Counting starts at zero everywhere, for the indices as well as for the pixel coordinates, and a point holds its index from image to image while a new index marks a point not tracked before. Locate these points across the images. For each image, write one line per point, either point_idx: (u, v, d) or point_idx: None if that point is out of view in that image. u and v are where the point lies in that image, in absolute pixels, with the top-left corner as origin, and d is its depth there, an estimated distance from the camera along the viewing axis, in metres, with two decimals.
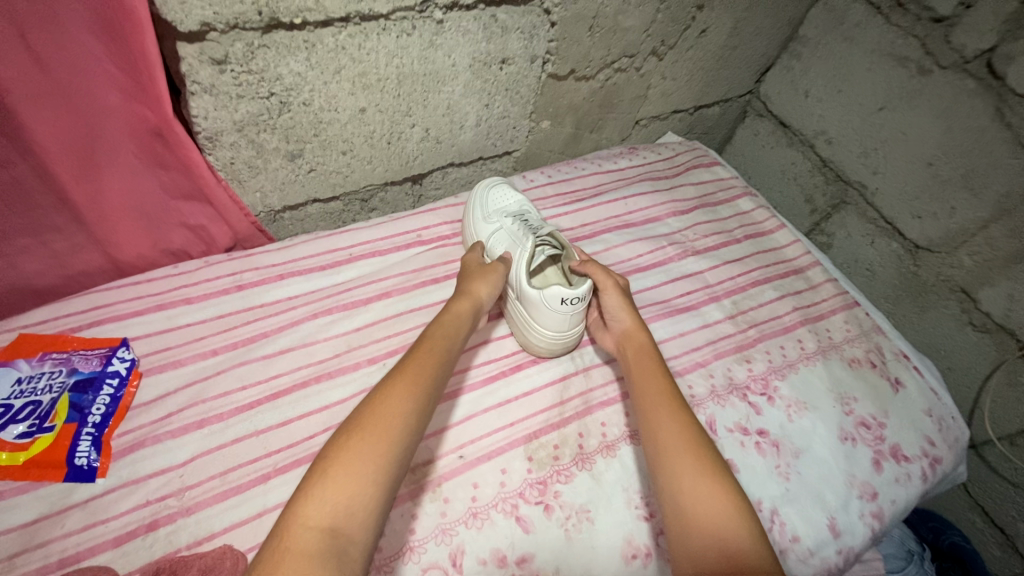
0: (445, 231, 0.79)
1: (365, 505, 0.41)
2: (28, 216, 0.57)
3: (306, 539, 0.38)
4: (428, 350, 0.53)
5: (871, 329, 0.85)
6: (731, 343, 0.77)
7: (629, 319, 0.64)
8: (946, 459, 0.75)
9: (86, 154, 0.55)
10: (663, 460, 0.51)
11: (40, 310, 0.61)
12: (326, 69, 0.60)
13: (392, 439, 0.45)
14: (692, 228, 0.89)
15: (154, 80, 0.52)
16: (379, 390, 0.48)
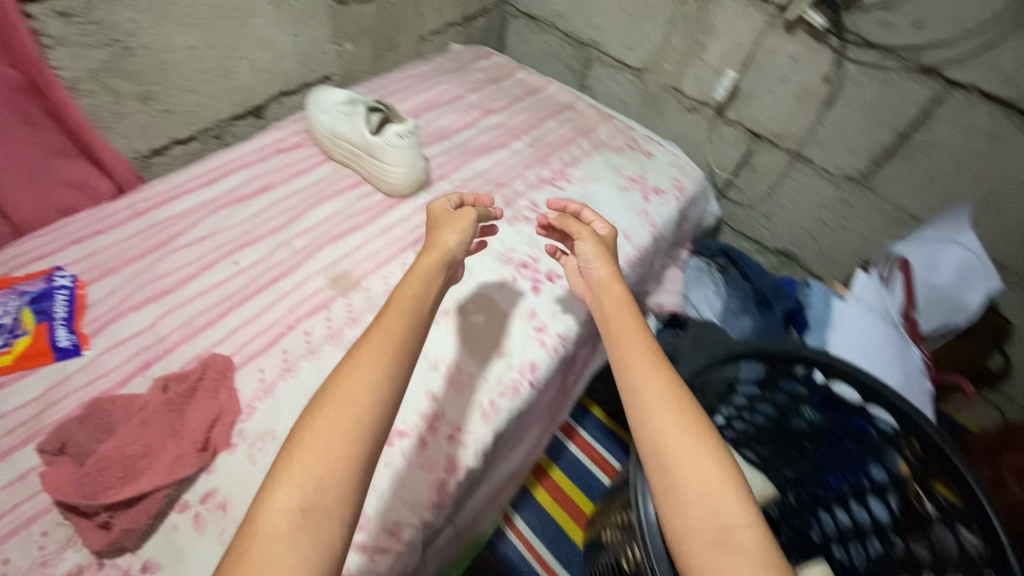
0: (296, 139, 0.97)
1: (338, 489, 0.42)
2: None
3: (277, 519, 0.40)
4: (395, 320, 0.52)
5: (626, 129, 1.20)
6: (535, 157, 1.06)
7: (605, 270, 0.67)
8: (688, 186, 1.12)
9: None
10: (642, 409, 0.54)
11: None
12: (153, 13, 0.76)
13: (366, 412, 0.46)
14: (487, 97, 1.17)
15: (19, 36, 0.65)
16: (349, 362, 0.48)
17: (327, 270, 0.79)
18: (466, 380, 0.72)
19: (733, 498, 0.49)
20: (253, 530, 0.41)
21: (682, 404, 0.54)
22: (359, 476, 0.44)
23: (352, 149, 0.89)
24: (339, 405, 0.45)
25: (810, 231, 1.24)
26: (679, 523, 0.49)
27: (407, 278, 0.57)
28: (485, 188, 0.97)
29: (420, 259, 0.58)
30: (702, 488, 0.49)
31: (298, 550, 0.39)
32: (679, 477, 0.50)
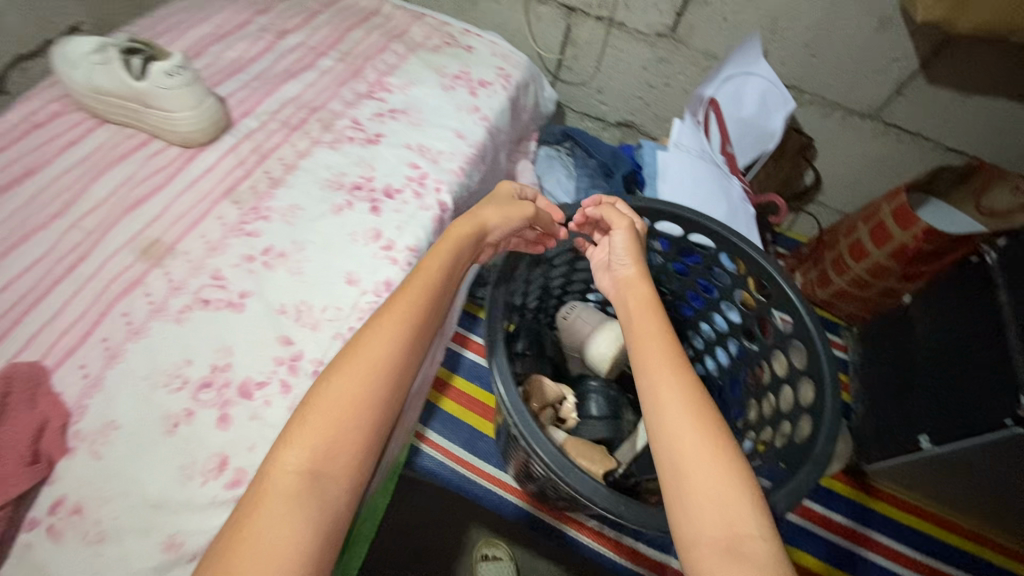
0: (53, 107, 0.82)
1: (345, 459, 0.50)
2: None
3: (285, 480, 0.48)
4: (401, 308, 0.60)
5: (441, 25, 1.13)
6: (347, 73, 0.98)
7: (634, 265, 0.71)
8: (515, 73, 1.10)
9: None
10: (660, 418, 0.56)
11: None
12: None
13: (371, 384, 0.54)
14: (279, 17, 1.05)
15: None
16: (358, 340, 0.57)
17: (132, 244, 0.71)
18: (319, 316, 0.69)
19: (745, 509, 0.49)
20: (265, 486, 0.48)
21: (696, 407, 0.56)
22: (364, 444, 0.52)
23: (121, 101, 0.78)
24: (349, 383, 0.53)
25: (641, 95, 1.29)
26: (690, 533, 0.49)
27: (427, 260, 0.65)
28: (297, 117, 0.90)
29: (451, 230, 0.68)
30: (713, 497, 0.50)
31: (307, 509, 0.47)
32: (688, 485, 0.51)
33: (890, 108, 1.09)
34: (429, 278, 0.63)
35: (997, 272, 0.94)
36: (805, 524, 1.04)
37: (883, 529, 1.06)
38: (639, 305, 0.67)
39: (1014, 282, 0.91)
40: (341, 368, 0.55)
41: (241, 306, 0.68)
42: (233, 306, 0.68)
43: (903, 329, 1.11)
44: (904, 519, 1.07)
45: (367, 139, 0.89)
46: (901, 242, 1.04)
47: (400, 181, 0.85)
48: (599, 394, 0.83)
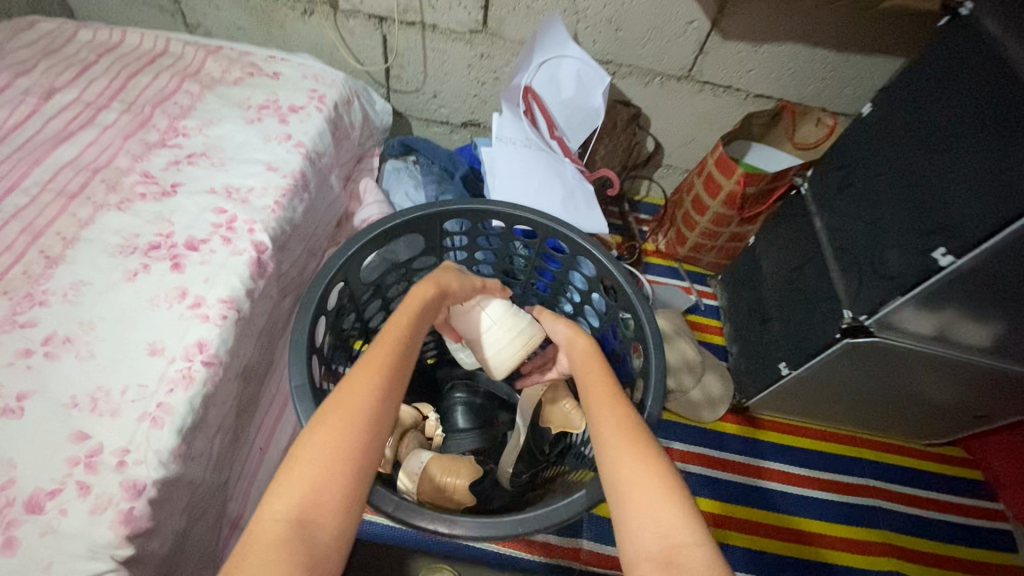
0: None
1: (336, 503, 0.46)
2: None
3: (275, 530, 0.43)
4: (382, 356, 0.57)
5: (241, 56, 1.06)
6: (134, 123, 0.90)
7: (564, 329, 0.73)
8: (330, 93, 1.04)
9: None
10: (605, 440, 0.55)
11: None
12: None
13: (366, 432, 0.50)
14: (44, 74, 0.94)
15: None
16: (346, 389, 0.53)
17: None
18: (120, 400, 0.63)
19: (680, 517, 0.46)
20: (250, 537, 0.43)
21: (627, 421, 0.56)
22: (352, 487, 0.48)
23: None
24: (337, 429, 0.50)
25: (475, 93, 1.29)
26: (633, 554, 0.46)
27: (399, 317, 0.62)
28: (76, 181, 0.81)
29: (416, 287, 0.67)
30: (649, 509, 0.47)
31: (296, 558, 0.41)
32: (628, 496, 0.49)
33: (698, 67, 1.15)
34: (395, 335, 0.60)
35: (810, 201, 1.02)
36: (695, 468, 1.09)
37: (773, 455, 1.13)
38: (582, 351, 0.69)
39: (823, 205, 0.98)
40: (325, 418, 0.50)
41: (20, 410, 0.60)
42: (10, 412, 0.60)
43: (753, 266, 1.18)
44: (786, 440, 1.15)
45: (163, 191, 0.82)
46: (729, 190, 1.10)
47: (205, 231, 0.79)
48: (464, 404, 0.89)
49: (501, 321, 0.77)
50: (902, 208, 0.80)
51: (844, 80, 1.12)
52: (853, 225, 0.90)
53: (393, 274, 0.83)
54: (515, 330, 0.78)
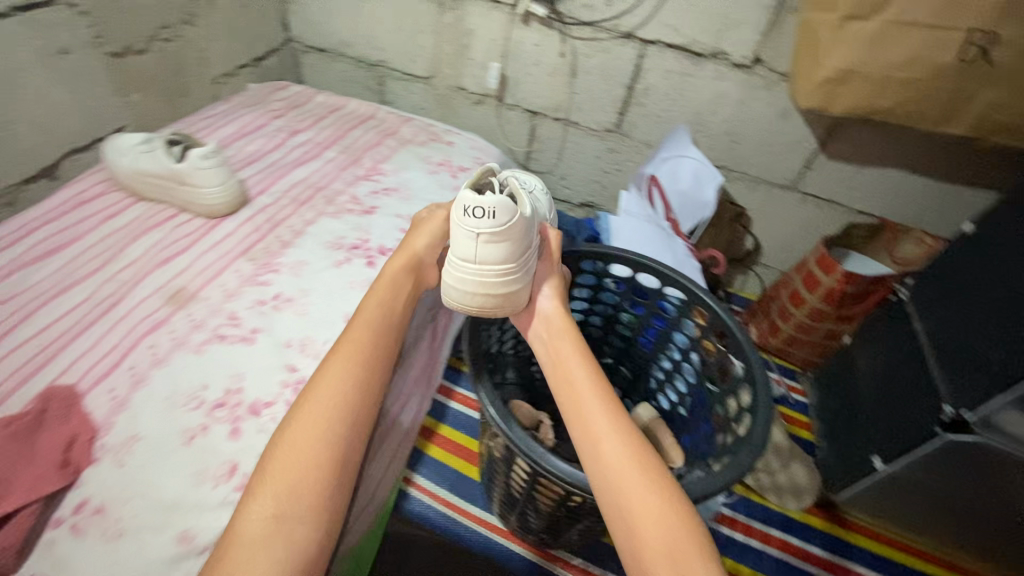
0: (103, 188, 0.98)
1: (308, 499, 0.57)
2: None
3: (256, 525, 0.54)
4: (341, 362, 0.67)
5: (426, 126, 1.36)
6: (348, 161, 1.17)
7: (554, 304, 0.79)
8: (489, 162, 1.30)
9: None
10: (608, 467, 0.62)
11: None
12: None
13: (325, 439, 0.61)
14: (291, 120, 1.26)
15: None
16: (309, 397, 0.64)
17: (160, 292, 0.82)
18: (321, 347, 0.80)
19: (697, 551, 0.55)
20: (234, 535, 0.54)
21: (633, 448, 0.63)
22: (324, 482, 0.58)
23: (157, 181, 0.94)
24: (304, 438, 0.60)
25: (599, 180, 1.51)
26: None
27: (358, 320, 0.72)
28: (305, 194, 1.06)
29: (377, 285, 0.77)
30: (667, 538, 0.56)
31: (274, 548, 0.53)
32: (638, 523, 0.58)
33: (803, 180, 1.30)
34: (357, 340, 0.70)
35: (910, 305, 1.09)
36: (776, 553, 1.08)
37: (859, 558, 1.10)
38: (556, 357, 0.75)
39: (924, 310, 1.05)
40: (299, 426, 0.61)
41: (253, 339, 0.79)
42: (246, 340, 0.78)
43: (847, 365, 1.23)
44: (875, 548, 1.11)
45: (363, 210, 1.05)
46: (828, 286, 1.20)
47: (392, 242, 1.00)
48: None
49: (483, 270, 0.73)
50: (1005, 314, 0.86)
51: (945, 208, 1.23)
52: (954, 326, 0.96)
53: None
54: (477, 290, 0.75)
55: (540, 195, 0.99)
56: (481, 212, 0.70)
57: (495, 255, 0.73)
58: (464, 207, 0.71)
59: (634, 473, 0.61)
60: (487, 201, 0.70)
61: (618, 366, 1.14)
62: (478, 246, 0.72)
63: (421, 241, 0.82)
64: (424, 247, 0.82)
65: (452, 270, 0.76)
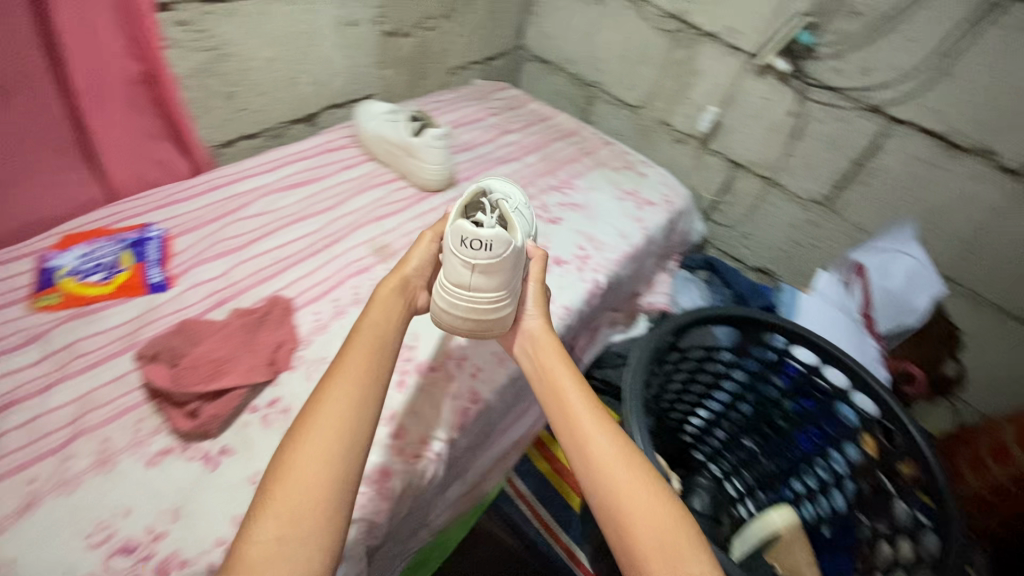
0: (344, 143, 1.13)
1: (313, 520, 0.46)
2: (44, 140, 0.78)
3: (257, 550, 0.44)
4: (355, 359, 0.56)
5: (624, 153, 1.37)
6: (544, 169, 1.22)
7: (540, 317, 0.69)
8: (677, 203, 1.28)
9: (86, 97, 0.79)
10: (591, 466, 0.56)
11: (82, 219, 0.84)
12: (227, 13, 0.90)
13: (333, 446, 0.50)
14: (504, 120, 1.34)
15: (151, 46, 0.81)
16: (315, 399, 0.53)
17: (369, 243, 0.93)
18: None
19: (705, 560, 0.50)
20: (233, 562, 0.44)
21: (627, 454, 0.57)
22: (331, 500, 0.47)
23: (391, 148, 1.06)
24: (311, 445, 0.49)
25: (784, 249, 1.40)
26: None
27: (367, 317, 0.61)
28: None
29: (377, 289, 0.63)
30: (679, 554, 0.50)
31: None
32: (635, 530, 0.52)
33: None
34: (374, 338, 0.59)
35: None
36: None
37: None
38: (546, 355, 0.65)
39: None
40: (305, 431, 0.51)
41: None
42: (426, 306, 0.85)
43: None
44: None
45: (549, 218, 1.09)
46: None
47: (569, 255, 1.02)
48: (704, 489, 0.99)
49: (482, 301, 0.63)
50: None
51: None
52: None
53: (693, 360, 0.91)
54: (472, 321, 0.64)
55: (526, 213, 0.85)
56: (477, 242, 0.60)
57: (490, 285, 0.62)
58: (459, 235, 0.60)
59: (625, 475, 0.55)
60: (483, 231, 0.59)
61: (751, 460, 0.98)
62: (474, 277, 0.61)
63: (410, 264, 0.66)
64: (421, 269, 0.66)
65: (440, 300, 0.64)
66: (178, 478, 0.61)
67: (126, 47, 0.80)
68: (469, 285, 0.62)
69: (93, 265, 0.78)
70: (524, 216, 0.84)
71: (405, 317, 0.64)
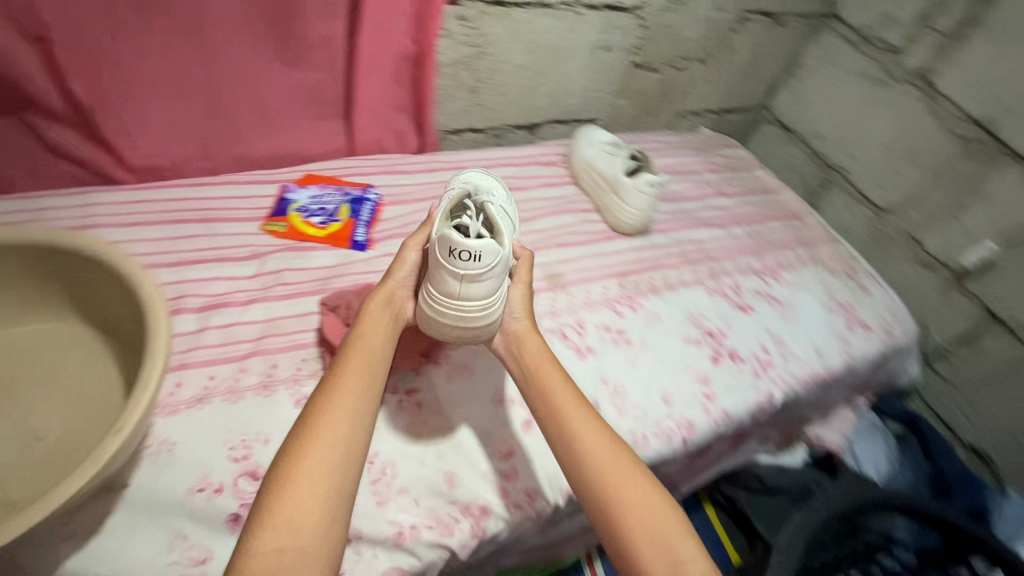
0: (554, 159, 1.13)
1: (314, 536, 0.46)
2: (321, 91, 0.90)
3: (262, 562, 0.44)
4: (354, 369, 0.55)
5: (849, 257, 1.17)
6: (751, 247, 1.08)
7: (524, 319, 0.65)
8: (898, 336, 1.06)
9: (363, 65, 0.88)
10: (583, 455, 0.57)
11: (324, 165, 0.96)
12: (502, 16, 0.94)
13: (333, 458, 0.50)
14: (723, 180, 1.22)
15: (430, 35, 0.88)
16: (316, 408, 0.52)
17: (545, 267, 0.91)
18: (628, 406, 0.77)
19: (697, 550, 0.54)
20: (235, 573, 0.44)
21: (617, 451, 0.58)
22: (331, 512, 0.48)
23: (601, 179, 1.03)
24: (314, 457, 0.49)
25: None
26: None
27: (360, 329, 0.59)
28: (697, 255, 1.02)
29: (369, 304, 0.61)
30: (667, 543, 0.53)
31: None
32: (630, 519, 0.54)
33: None
34: (371, 349, 0.57)
35: None
36: None
37: None
38: (534, 359, 0.63)
39: None
40: (307, 440, 0.50)
41: (583, 355, 0.80)
42: (578, 353, 0.80)
43: None
44: None
45: (740, 305, 0.96)
46: None
47: (747, 353, 0.89)
48: None
49: (481, 305, 0.60)
50: None
51: None
52: None
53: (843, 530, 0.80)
54: (467, 327, 0.61)
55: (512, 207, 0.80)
56: (466, 254, 0.57)
57: (476, 291, 0.59)
58: (450, 251, 0.57)
59: (620, 471, 0.56)
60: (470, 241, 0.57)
61: None
62: (468, 284, 0.58)
63: (392, 278, 0.63)
64: (403, 278, 0.63)
65: (427, 308, 0.61)
66: None
67: (408, 30, 0.88)
68: (454, 294, 0.59)
69: (318, 208, 0.88)
70: (506, 202, 0.80)
71: (398, 328, 0.62)
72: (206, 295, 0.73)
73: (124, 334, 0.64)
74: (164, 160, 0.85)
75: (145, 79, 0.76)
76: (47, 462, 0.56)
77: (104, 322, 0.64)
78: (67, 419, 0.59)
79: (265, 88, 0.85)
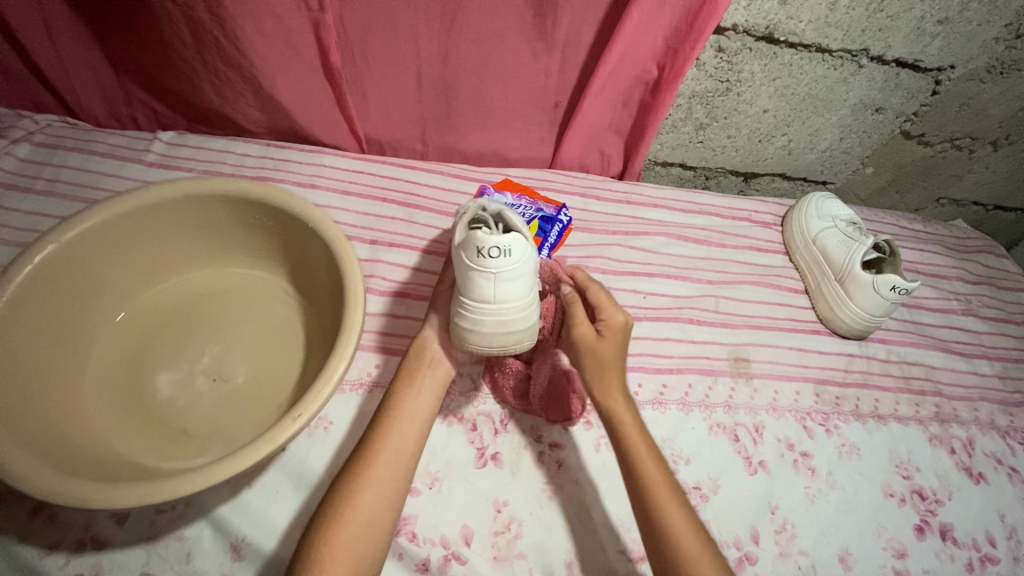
0: (768, 219, 0.98)
1: None
2: (543, 99, 0.86)
3: None
4: (397, 425, 0.55)
5: None
6: (997, 396, 0.84)
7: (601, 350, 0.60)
8: None
9: (598, 87, 0.81)
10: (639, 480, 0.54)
11: (522, 173, 0.94)
12: (766, 55, 0.81)
13: (368, 517, 0.50)
14: (977, 297, 0.98)
15: (681, 67, 0.79)
16: (360, 462, 0.52)
17: (731, 347, 0.79)
18: (797, 552, 0.64)
19: None
20: None
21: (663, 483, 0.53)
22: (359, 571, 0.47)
23: (825, 262, 0.87)
24: (349, 515, 0.49)
25: None
26: None
27: (401, 386, 0.58)
28: (921, 385, 0.82)
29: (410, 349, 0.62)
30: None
31: None
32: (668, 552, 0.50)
33: None
34: (414, 409, 0.57)
35: None
36: None
37: None
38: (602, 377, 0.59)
39: None
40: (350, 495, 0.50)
41: (754, 470, 0.69)
42: (748, 465, 0.69)
43: None
44: None
45: (968, 469, 0.75)
46: None
47: (964, 536, 0.70)
48: None
49: (496, 313, 0.55)
50: None
51: None
52: None
53: None
54: (501, 339, 0.56)
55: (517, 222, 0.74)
56: (497, 251, 0.52)
57: (508, 289, 0.54)
58: (475, 248, 0.52)
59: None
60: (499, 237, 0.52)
61: None
62: (486, 284, 0.53)
63: (426, 327, 0.63)
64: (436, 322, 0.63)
65: (462, 324, 0.57)
66: (454, 451, 0.63)
67: (656, 55, 0.80)
68: (492, 296, 0.54)
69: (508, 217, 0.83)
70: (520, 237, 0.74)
71: (439, 376, 0.60)
72: (388, 279, 0.75)
73: (320, 302, 0.65)
74: (386, 135, 0.90)
75: (390, 61, 0.78)
76: (227, 404, 0.59)
77: (305, 285, 0.66)
78: (250, 366, 0.62)
79: (492, 88, 0.83)
